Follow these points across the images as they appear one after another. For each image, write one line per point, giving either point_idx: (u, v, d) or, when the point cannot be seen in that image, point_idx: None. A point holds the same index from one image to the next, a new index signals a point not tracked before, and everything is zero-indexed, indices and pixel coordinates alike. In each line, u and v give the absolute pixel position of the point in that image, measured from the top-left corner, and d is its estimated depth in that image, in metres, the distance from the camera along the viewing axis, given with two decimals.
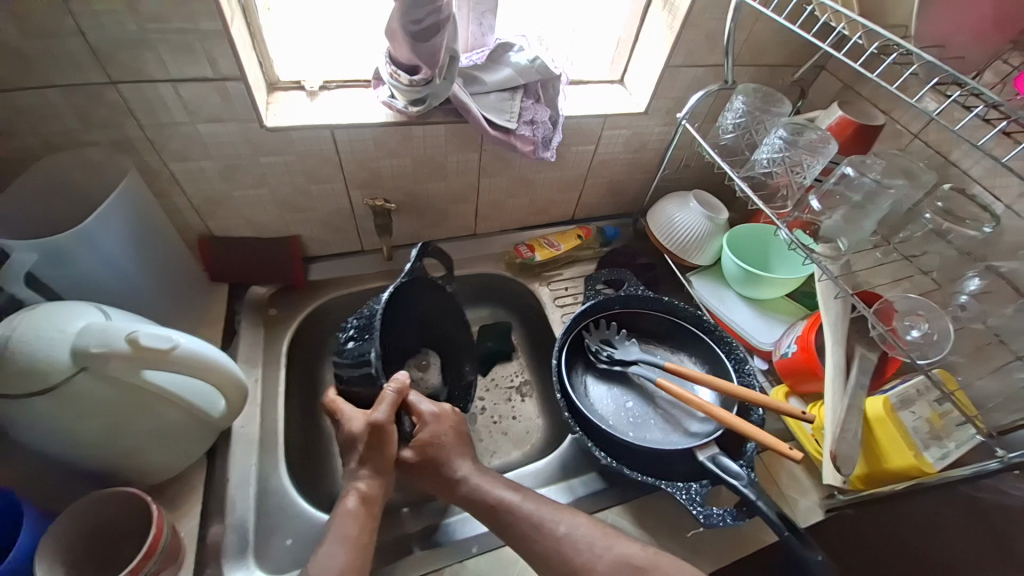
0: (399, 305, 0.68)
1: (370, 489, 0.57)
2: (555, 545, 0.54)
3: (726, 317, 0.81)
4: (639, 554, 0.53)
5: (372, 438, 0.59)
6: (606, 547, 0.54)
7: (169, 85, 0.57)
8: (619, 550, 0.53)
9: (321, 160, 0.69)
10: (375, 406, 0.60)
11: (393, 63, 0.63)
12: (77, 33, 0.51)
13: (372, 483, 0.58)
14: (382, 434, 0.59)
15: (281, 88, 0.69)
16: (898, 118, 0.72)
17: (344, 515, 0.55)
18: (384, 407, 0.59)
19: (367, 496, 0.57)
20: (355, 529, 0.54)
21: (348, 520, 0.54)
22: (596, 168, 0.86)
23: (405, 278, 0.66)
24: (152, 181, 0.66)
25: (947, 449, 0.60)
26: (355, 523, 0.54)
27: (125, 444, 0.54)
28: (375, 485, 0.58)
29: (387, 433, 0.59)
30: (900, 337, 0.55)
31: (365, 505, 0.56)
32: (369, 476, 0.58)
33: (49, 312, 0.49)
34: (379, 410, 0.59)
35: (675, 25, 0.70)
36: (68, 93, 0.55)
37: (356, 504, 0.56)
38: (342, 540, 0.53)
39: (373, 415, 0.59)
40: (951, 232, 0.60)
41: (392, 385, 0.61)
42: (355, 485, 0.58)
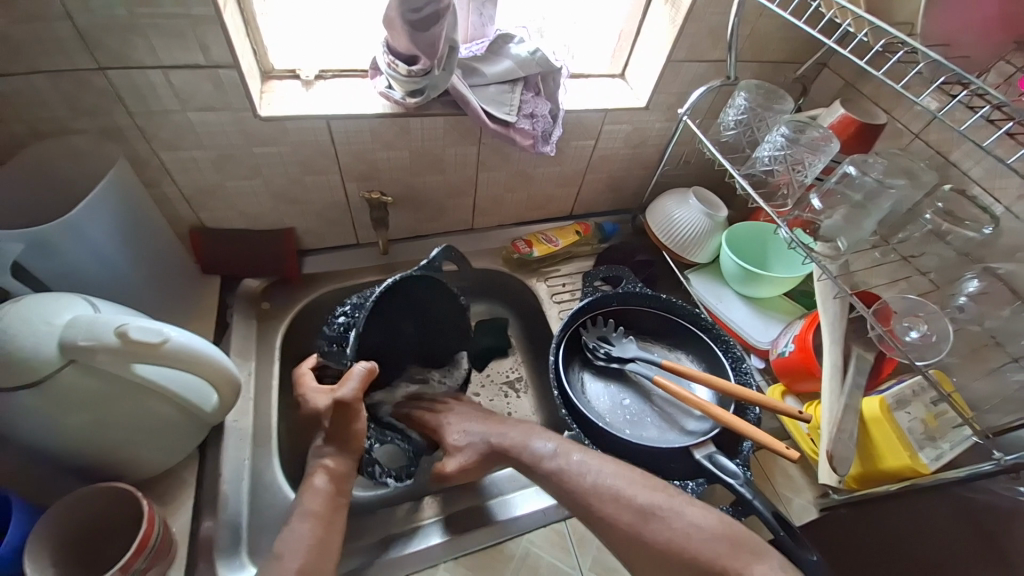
0: (395, 296, 0.67)
1: (337, 466, 0.58)
2: None
3: (723, 315, 0.81)
4: (660, 501, 0.53)
5: (338, 417, 0.58)
6: (632, 497, 0.53)
7: (159, 72, 0.56)
8: (643, 500, 0.53)
9: (316, 151, 0.68)
10: (342, 383, 0.59)
11: (391, 52, 0.62)
12: (64, 17, 0.49)
13: (339, 460, 0.59)
14: (348, 411, 0.58)
15: (276, 77, 0.67)
16: (899, 117, 0.72)
17: (311, 492, 0.55)
18: (351, 384, 0.58)
19: (335, 474, 0.58)
20: (321, 506, 0.54)
21: (315, 497, 0.55)
22: (596, 163, 0.85)
23: (414, 273, 0.67)
24: (142, 170, 0.65)
25: (942, 449, 0.60)
26: (322, 500, 0.55)
27: (116, 439, 0.52)
28: (343, 462, 0.59)
29: (351, 411, 0.58)
30: (898, 338, 0.55)
31: (333, 483, 0.57)
32: (336, 453, 0.59)
33: (36, 303, 0.48)
34: (345, 388, 0.58)
35: (678, 19, 0.69)
36: (55, 79, 0.54)
37: (324, 482, 0.56)
38: (307, 516, 0.53)
39: (340, 392, 0.58)
40: (950, 233, 0.61)
41: (360, 364, 0.60)
42: (322, 462, 0.58)
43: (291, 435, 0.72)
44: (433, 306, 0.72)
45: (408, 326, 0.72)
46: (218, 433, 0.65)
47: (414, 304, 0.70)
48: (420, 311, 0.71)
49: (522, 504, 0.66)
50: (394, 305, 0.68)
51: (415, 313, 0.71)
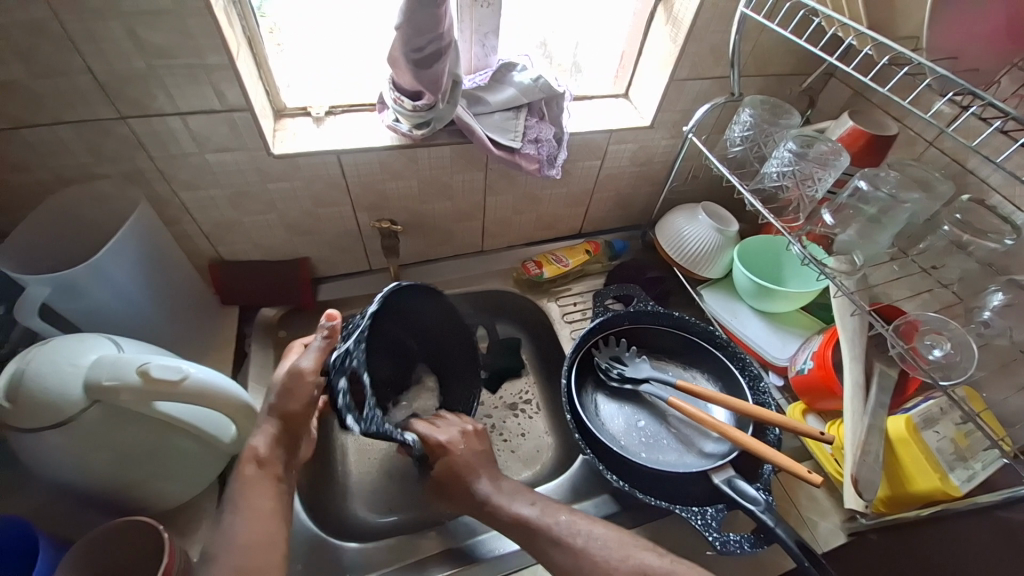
0: (393, 309, 0.67)
1: (268, 452, 0.53)
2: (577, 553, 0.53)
3: (738, 332, 0.80)
4: (657, 564, 0.52)
5: (291, 394, 0.53)
6: (626, 558, 0.52)
7: (177, 118, 0.58)
8: (637, 559, 0.52)
9: (328, 184, 0.70)
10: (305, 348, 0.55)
11: (397, 89, 0.64)
12: (86, 70, 0.52)
13: (274, 449, 0.53)
14: (298, 384, 0.54)
15: (288, 115, 0.70)
16: (910, 125, 0.71)
17: (244, 483, 0.51)
18: (310, 355, 0.54)
19: (264, 461, 0.52)
20: (261, 501, 0.50)
21: (250, 489, 0.50)
22: (603, 183, 0.85)
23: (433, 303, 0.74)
24: (162, 210, 0.67)
25: (973, 470, 0.58)
26: (263, 494, 0.51)
27: (137, 474, 0.54)
28: (274, 451, 0.53)
29: (308, 391, 0.53)
30: (921, 356, 0.54)
31: (264, 472, 0.52)
32: (270, 439, 0.53)
33: (64, 345, 0.50)
34: (304, 358, 0.54)
35: (679, 38, 0.69)
36: (80, 129, 0.57)
37: (254, 470, 0.51)
38: (246, 511, 0.49)
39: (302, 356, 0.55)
40: (971, 244, 0.58)
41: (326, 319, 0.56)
42: (251, 447, 0.52)
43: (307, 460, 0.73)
44: (432, 319, 0.73)
45: (404, 338, 0.72)
46: (237, 462, 0.66)
47: (410, 316, 0.70)
48: (414, 321, 0.72)
49: None
50: (390, 320, 0.68)
51: (407, 324, 0.71)
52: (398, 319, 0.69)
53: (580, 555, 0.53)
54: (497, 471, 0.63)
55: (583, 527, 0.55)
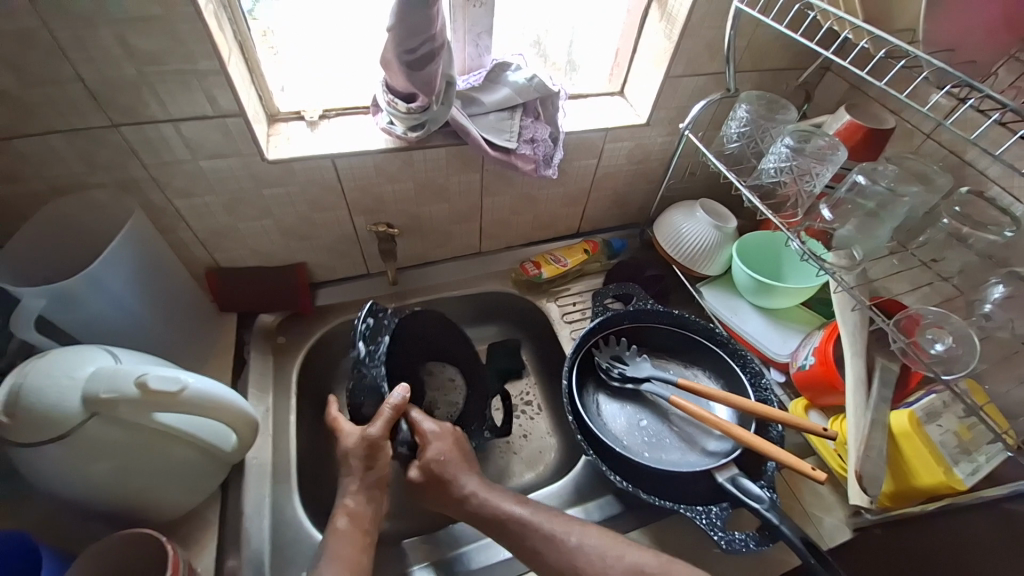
0: (400, 332, 0.73)
1: (359, 506, 0.58)
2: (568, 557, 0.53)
3: (738, 329, 0.79)
4: (651, 562, 0.52)
5: (367, 456, 0.61)
6: (620, 556, 0.52)
7: (171, 125, 0.58)
8: (630, 558, 0.52)
9: (324, 188, 0.70)
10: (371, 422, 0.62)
11: (391, 91, 0.63)
12: (76, 79, 0.52)
13: (360, 500, 0.59)
14: (376, 449, 0.61)
15: (282, 119, 0.69)
16: (907, 118, 0.70)
17: (337, 535, 0.55)
18: (380, 422, 0.62)
19: (355, 515, 0.58)
20: (350, 549, 0.54)
21: (343, 543, 0.54)
22: (600, 181, 0.85)
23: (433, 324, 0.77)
24: (157, 218, 0.67)
25: (978, 462, 0.58)
26: (350, 544, 0.55)
27: (138, 486, 0.53)
28: (365, 504, 0.59)
29: (383, 450, 0.61)
30: (922, 350, 0.53)
31: (354, 525, 0.56)
32: (358, 494, 0.59)
33: (60, 357, 0.50)
34: (373, 426, 0.62)
35: (674, 35, 0.69)
36: (72, 138, 0.56)
37: (346, 524, 0.56)
38: (336, 559, 0.53)
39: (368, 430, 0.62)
40: (971, 236, 0.58)
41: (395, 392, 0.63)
42: (343, 504, 0.58)
43: (309, 466, 0.73)
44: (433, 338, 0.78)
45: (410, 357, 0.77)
46: (239, 470, 0.65)
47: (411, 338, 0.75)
48: (417, 342, 0.77)
49: None
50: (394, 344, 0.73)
51: (412, 345, 0.76)
52: (403, 342, 0.74)
53: (572, 554, 0.53)
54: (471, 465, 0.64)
55: (575, 527, 0.55)
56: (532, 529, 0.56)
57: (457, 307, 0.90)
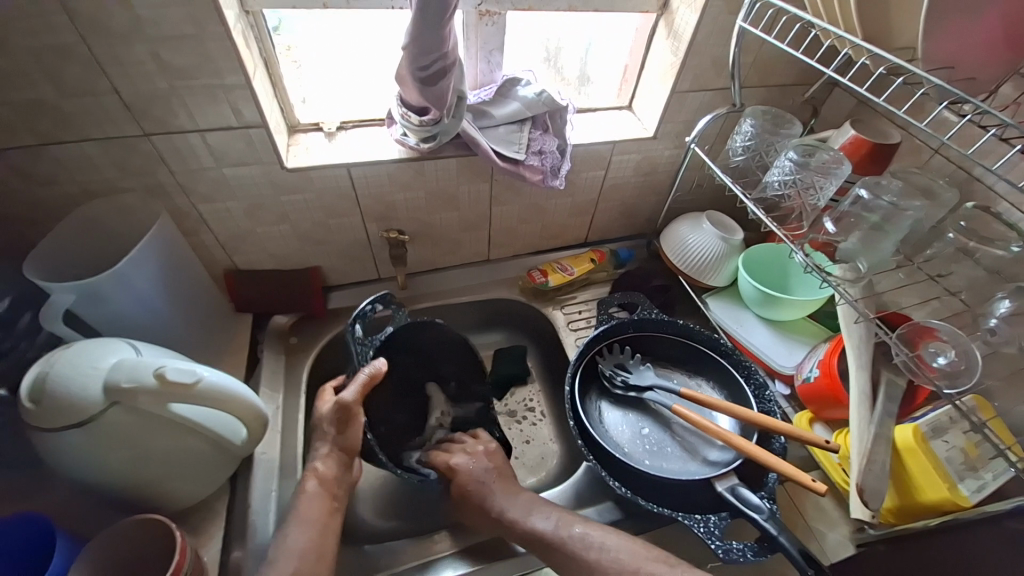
0: (400, 337, 0.74)
1: (327, 470, 0.62)
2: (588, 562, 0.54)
3: (743, 340, 0.80)
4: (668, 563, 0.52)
5: (338, 419, 0.62)
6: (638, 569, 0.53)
7: (197, 134, 0.61)
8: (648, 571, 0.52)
9: (338, 196, 0.72)
10: (345, 388, 0.63)
11: (404, 104, 0.66)
12: (112, 91, 0.56)
13: (329, 463, 0.62)
14: (345, 416, 0.62)
15: (301, 130, 0.73)
16: (915, 133, 0.71)
17: (306, 495, 0.58)
18: (352, 388, 0.62)
19: (325, 478, 0.61)
20: (317, 510, 0.58)
21: (311, 503, 0.58)
22: (607, 192, 0.87)
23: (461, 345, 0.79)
24: (181, 222, 0.71)
25: (984, 480, 0.56)
26: (318, 505, 0.58)
27: (154, 473, 0.56)
28: (331, 466, 0.62)
29: (350, 414, 0.62)
30: (926, 364, 0.53)
31: (322, 487, 0.60)
32: (326, 456, 0.62)
33: (86, 348, 0.53)
34: (348, 392, 0.62)
35: (680, 51, 0.70)
36: (105, 145, 0.60)
37: (314, 486, 0.60)
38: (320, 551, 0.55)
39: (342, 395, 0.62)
40: (978, 251, 0.58)
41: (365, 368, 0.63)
42: (313, 467, 0.61)
43: None
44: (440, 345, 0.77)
45: (414, 368, 0.78)
46: (248, 465, 0.68)
47: (414, 347, 0.76)
48: (422, 352, 0.77)
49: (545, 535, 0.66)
50: (397, 349, 0.74)
51: (417, 353, 0.77)
52: (409, 348, 0.76)
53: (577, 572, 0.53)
54: (514, 488, 0.65)
55: (598, 534, 0.57)
56: (558, 547, 0.57)
57: (464, 312, 0.92)
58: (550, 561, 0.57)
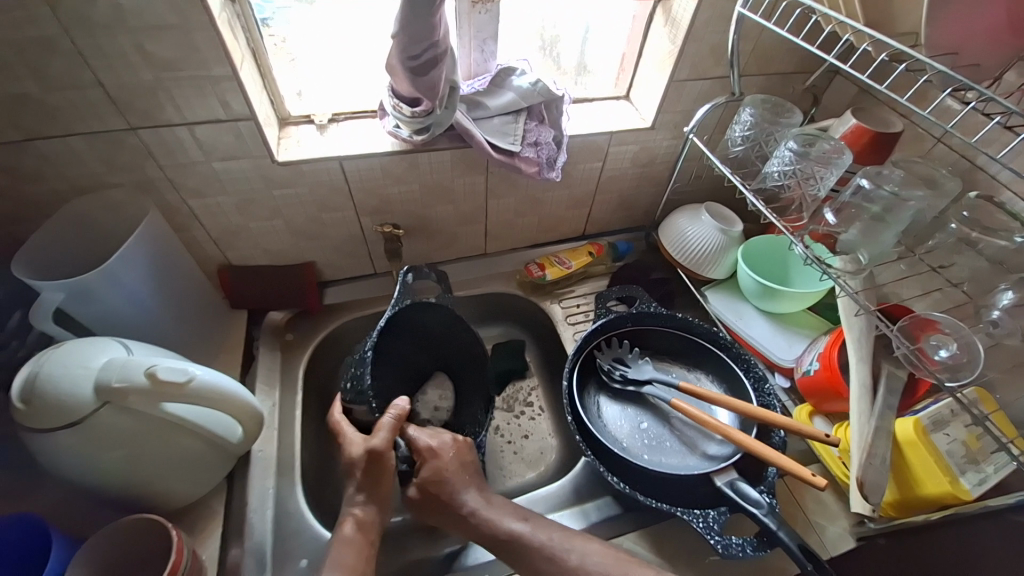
0: (403, 321, 0.72)
1: (366, 515, 0.60)
2: None
3: (742, 333, 0.79)
4: None
5: (372, 468, 0.61)
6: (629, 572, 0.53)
7: (185, 128, 0.60)
8: None
9: (331, 190, 0.71)
10: (375, 433, 0.63)
11: (396, 95, 0.64)
12: (96, 84, 0.54)
13: (368, 510, 0.60)
14: (378, 464, 0.61)
15: (292, 123, 0.71)
16: (917, 122, 0.69)
17: (342, 542, 0.57)
18: (383, 434, 0.62)
19: (362, 523, 0.59)
20: (352, 557, 0.55)
21: (346, 548, 0.56)
22: (605, 184, 0.85)
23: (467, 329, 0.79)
24: (172, 218, 0.69)
25: (985, 473, 0.56)
26: (352, 552, 0.56)
27: (149, 473, 0.55)
28: (369, 511, 0.60)
29: (383, 461, 0.61)
30: (928, 357, 0.52)
31: (359, 531, 0.58)
32: (364, 502, 0.60)
33: (76, 347, 0.52)
34: (378, 438, 0.62)
35: (678, 39, 0.69)
36: (92, 140, 0.59)
37: (353, 531, 0.58)
38: (339, 566, 0.54)
39: (373, 442, 0.62)
40: (981, 242, 0.57)
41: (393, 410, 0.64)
42: (350, 511, 0.60)
43: (314, 466, 0.74)
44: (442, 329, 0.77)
45: (419, 350, 0.78)
46: (245, 463, 0.67)
47: (417, 330, 0.75)
48: (427, 334, 0.77)
49: None
50: (401, 331, 0.73)
51: (422, 335, 0.77)
52: (414, 330, 0.75)
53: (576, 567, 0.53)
54: (484, 488, 0.63)
55: (577, 545, 0.56)
56: (534, 550, 0.56)
57: (461, 307, 0.91)
58: (520, 565, 0.56)
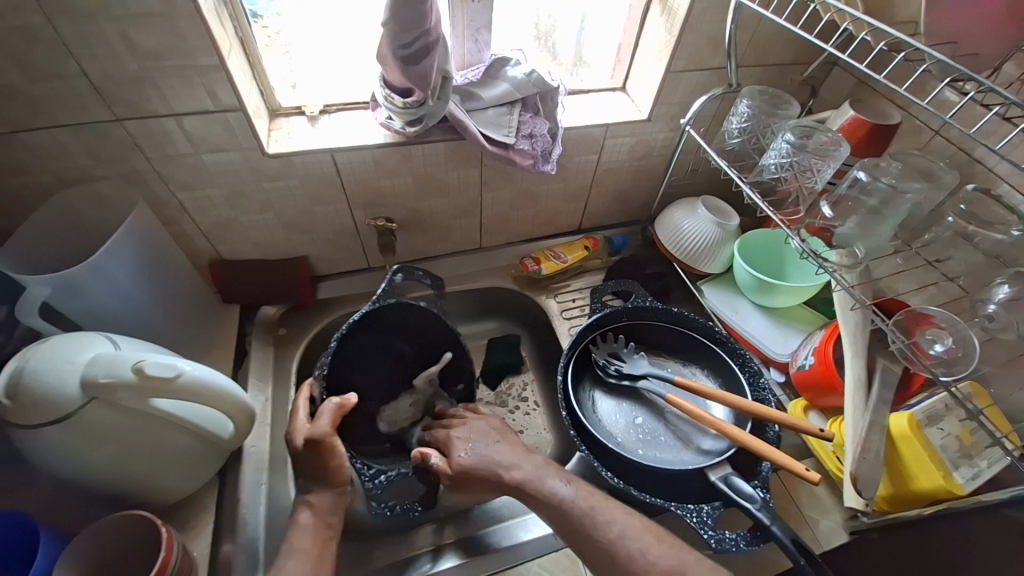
0: (387, 321, 0.72)
1: (323, 502, 0.58)
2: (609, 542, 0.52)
3: (738, 327, 0.79)
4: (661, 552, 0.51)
5: (315, 456, 0.59)
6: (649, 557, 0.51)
7: (173, 119, 0.59)
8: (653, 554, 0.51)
9: (323, 182, 0.70)
10: (315, 421, 0.61)
11: (387, 86, 0.63)
12: (80, 74, 0.53)
13: (329, 498, 0.59)
14: (320, 449, 0.59)
15: (283, 114, 0.70)
16: (916, 114, 0.69)
17: (301, 529, 0.56)
18: (322, 420, 0.60)
19: (319, 509, 0.58)
20: (309, 542, 0.55)
21: (303, 534, 0.55)
22: (601, 177, 0.84)
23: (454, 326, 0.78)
24: (161, 211, 0.68)
25: (978, 468, 0.56)
26: (310, 537, 0.56)
27: (139, 469, 0.55)
28: (326, 497, 0.59)
29: (326, 447, 0.59)
30: (923, 352, 0.52)
31: (318, 518, 0.57)
32: (319, 490, 0.59)
33: (62, 342, 0.51)
34: (318, 425, 0.60)
35: (674, 29, 0.68)
36: (78, 131, 0.58)
37: (310, 518, 0.57)
38: (297, 553, 0.54)
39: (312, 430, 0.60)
40: (977, 236, 0.56)
41: (332, 400, 0.62)
42: (306, 499, 0.59)
43: None
44: (422, 326, 0.74)
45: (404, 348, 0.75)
46: (237, 458, 0.67)
47: (400, 329, 0.74)
48: (409, 335, 0.75)
49: (533, 528, 0.66)
50: (381, 329, 0.72)
51: (404, 335, 0.74)
52: (394, 328, 0.73)
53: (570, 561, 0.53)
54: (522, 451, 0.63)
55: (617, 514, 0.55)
56: (574, 509, 0.55)
57: (456, 301, 0.90)
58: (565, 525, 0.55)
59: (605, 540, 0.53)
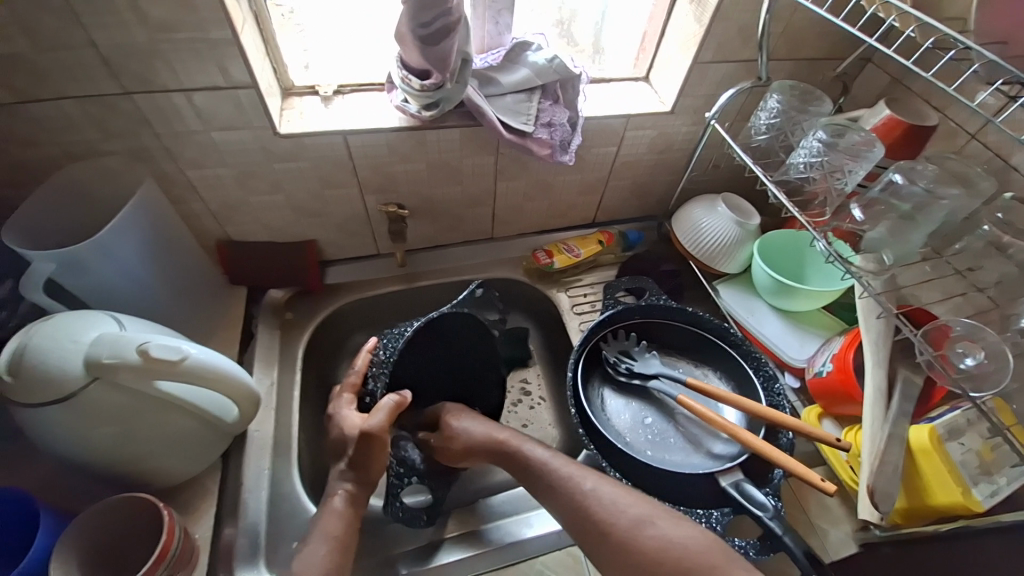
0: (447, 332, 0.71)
1: (357, 490, 0.59)
2: (579, 500, 0.56)
3: (754, 330, 0.77)
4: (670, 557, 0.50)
5: (365, 447, 0.60)
6: (660, 557, 0.50)
7: (182, 94, 0.57)
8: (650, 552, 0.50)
9: (335, 165, 0.69)
10: (373, 413, 0.61)
11: (405, 66, 0.61)
12: (89, 44, 0.51)
13: (361, 486, 0.60)
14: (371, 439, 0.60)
15: (296, 93, 0.68)
16: (952, 116, 0.66)
17: (331, 513, 0.56)
18: (380, 414, 0.61)
19: (354, 497, 0.59)
20: (338, 528, 0.55)
21: (334, 519, 0.56)
22: (619, 169, 0.82)
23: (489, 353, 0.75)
24: (168, 188, 0.67)
25: (998, 484, 0.54)
26: (341, 522, 0.56)
27: (141, 451, 0.54)
28: (363, 490, 0.60)
29: (377, 443, 0.60)
30: (950, 364, 0.50)
31: (350, 506, 0.58)
32: (359, 478, 0.60)
33: (65, 321, 0.50)
34: (374, 418, 0.61)
35: (703, 19, 0.65)
36: (86, 104, 0.56)
37: (343, 504, 0.57)
38: (326, 538, 0.54)
39: (368, 421, 0.61)
40: (1012, 246, 0.55)
41: (390, 397, 0.63)
42: (342, 486, 0.59)
43: (311, 450, 0.72)
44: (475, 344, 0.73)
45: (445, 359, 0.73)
46: (241, 441, 0.66)
47: (443, 339, 0.71)
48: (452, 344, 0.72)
49: (537, 524, 0.65)
50: (437, 339, 0.71)
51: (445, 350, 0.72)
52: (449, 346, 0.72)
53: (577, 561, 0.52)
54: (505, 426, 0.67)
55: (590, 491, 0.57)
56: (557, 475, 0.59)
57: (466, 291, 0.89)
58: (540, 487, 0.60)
59: (579, 494, 0.56)
